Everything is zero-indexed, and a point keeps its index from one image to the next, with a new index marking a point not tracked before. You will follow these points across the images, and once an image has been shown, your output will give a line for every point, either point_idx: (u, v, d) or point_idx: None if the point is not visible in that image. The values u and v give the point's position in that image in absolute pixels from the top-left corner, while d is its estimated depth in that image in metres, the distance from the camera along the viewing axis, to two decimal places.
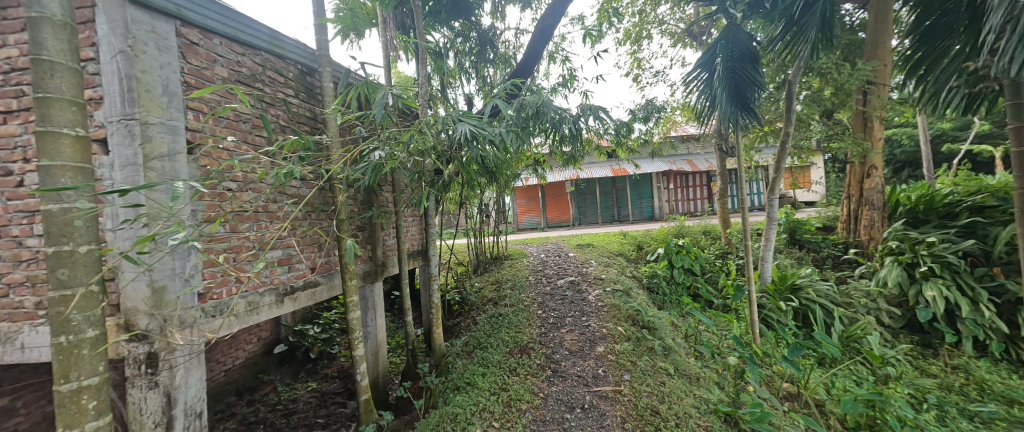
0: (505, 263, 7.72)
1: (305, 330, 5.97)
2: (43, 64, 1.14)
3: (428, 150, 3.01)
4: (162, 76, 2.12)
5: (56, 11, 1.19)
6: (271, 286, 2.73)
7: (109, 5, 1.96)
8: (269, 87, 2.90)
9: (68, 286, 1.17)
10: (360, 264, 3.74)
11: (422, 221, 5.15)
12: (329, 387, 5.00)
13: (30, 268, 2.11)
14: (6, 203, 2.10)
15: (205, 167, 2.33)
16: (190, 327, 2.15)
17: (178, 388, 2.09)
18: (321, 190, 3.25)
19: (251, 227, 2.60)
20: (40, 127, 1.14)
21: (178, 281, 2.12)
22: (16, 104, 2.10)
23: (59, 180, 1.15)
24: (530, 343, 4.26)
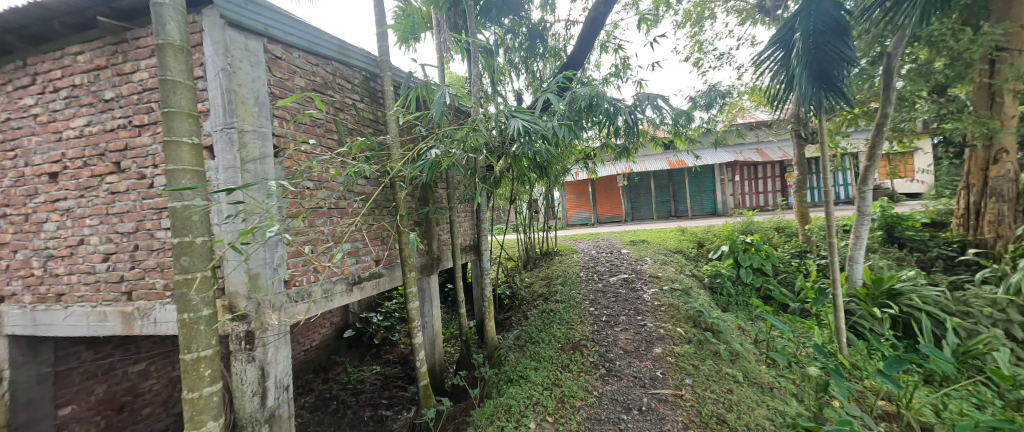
0: (555, 259, 7.66)
1: (370, 318, 6.46)
2: (167, 84, 1.36)
3: (481, 147, 3.07)
4: (253, 89, 2.40)
5: (176, 37, 1.40)
6: (342, 276, 2.99)
7: (213, 29, 2.26)
8: (338, 93, 3.15)
9: (189, 271, 1.38)
10: (418, 258, 3.95)
11: (474, 217, 5.29)
12: (392, 372, 5.37)
13: (160, 255, 2.53)
14: (142, 202, 2.54)
15: (289, 168, 2.61)
16: (278, 310, 2.43)
17: (269, 362, 2.38)
18: (383, 187, 3.48)
19: (325, 222, 2.86)
20: (167, 138, 1.37)
21: (269, 269, 2.40)
22: (147, 119, 2.52)
23: (182, 182, 1.37)
24: (582, 341, 4.20)
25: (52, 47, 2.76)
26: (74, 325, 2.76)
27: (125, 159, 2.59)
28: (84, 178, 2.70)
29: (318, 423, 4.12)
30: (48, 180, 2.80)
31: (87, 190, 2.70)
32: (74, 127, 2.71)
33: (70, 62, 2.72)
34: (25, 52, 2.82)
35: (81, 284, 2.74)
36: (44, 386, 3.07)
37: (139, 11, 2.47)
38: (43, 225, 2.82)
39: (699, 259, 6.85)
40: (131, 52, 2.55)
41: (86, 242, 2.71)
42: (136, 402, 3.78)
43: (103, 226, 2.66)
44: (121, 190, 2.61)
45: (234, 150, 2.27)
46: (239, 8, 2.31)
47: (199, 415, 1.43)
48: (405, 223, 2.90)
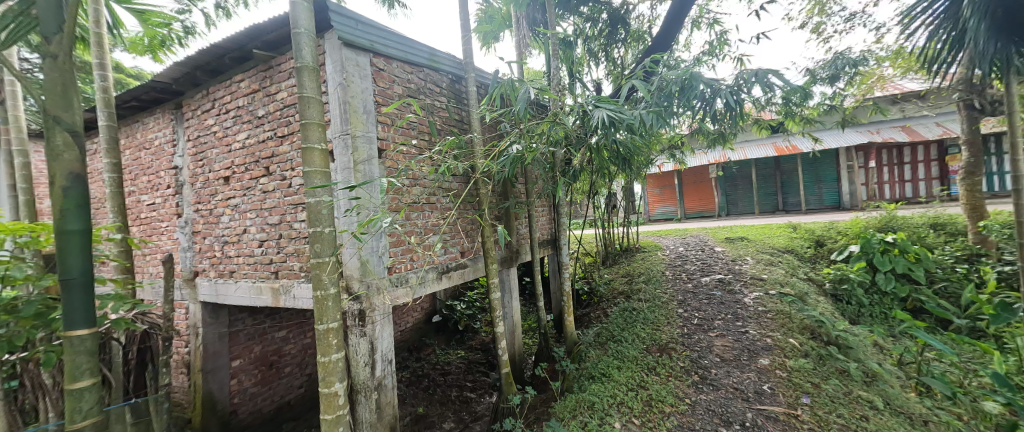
0: (637, 255, 7.25)
1: (454, 305, 6.95)
2: (305, 100, 1.65)
3: (562, 140, 3.03)
4: (363, 99, 2.74)
5: (308, 59, 1.68)
6: (433, 266, 3.26)
7: (332, 50, 2.64)
8: (429, 97, 3.42)
9: (320, 256, 1.66)
10: (499, 250, 4.09)
11: (553, 211, 5.27)
12: (475, 357, 5.70)
13: (297, 243, 3.06)
14: (284, 199, 3.10)
15: (390, 168, 2.92)
16: (383, 293, 2.76)
17: (377, 338, 2.71)
18: (467, 183, 3.68)
19: (419, 216, 3.14)
20: (304, 145, 1.65)
21: (376, 257, 2.73)
22: (287, 130, 3.06)
23: (314, 181, 1.64)
24: (670, 344, 3.93)
25: (223, 77, 3.51)
26: (240, 296, 3.50)
27: (272, 164, 3.19)
28: (245, 180, 3.40)
29: (413, 396, 4.59)
30: (223, 182, 3.58)
31: (248, 190, 3.39)
32: (238, 141, 3.43)
33: (235, 88, 3.42)
34: (207, 83, 3.64)
35: (244, 264, 3.46)
36: (222, 342, 3.96)
37: (280, 42, 3.00)
38: (221, 218, 3.63)
39: (816, 260, 5.83)
40: (276, 76, 3.12)
41: (247, 231, 3.42)
42: (281, 361, 4.66)
43: (258, 218, 3.33)
44: (270, 189, 3.23)
45: (349, 153, 2.62)
46: (351, 28, 2.66)
47: (329, 376, 1.70)
48: (488, 217, 3.01)
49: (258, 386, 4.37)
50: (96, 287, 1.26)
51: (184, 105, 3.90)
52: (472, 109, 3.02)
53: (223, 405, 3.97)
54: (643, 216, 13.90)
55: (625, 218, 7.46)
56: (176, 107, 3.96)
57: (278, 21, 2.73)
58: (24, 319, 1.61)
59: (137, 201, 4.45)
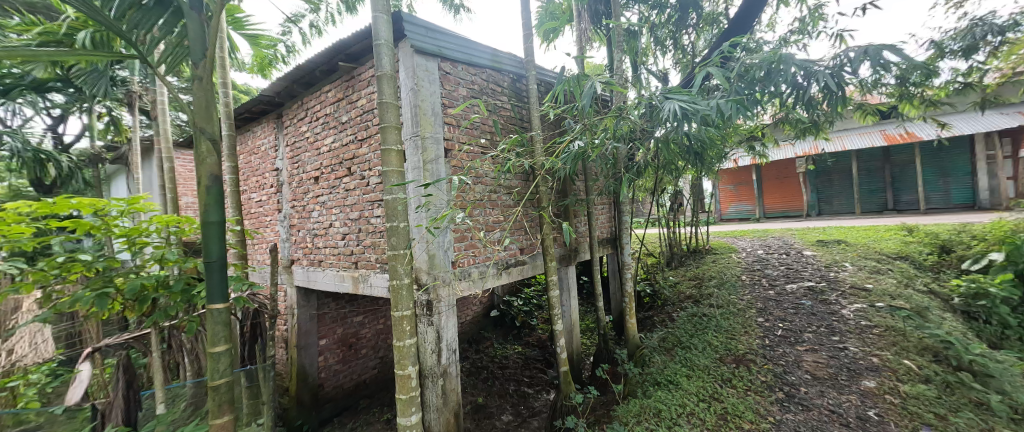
0: (708, 257, 6.71)
1: (512, 301, 7.07)
2: (384, 106, 1.79)
3: (626, 134, 2.90)
4: (431, 102, 2.90)
5: (387, 67, 1.82)
6: (493, 261, 3.35)
7: (405, 58, 2.84)
8: (492, 97, 3.49)
9: (395, 249, 1.79)
10: (558, 248, 4.07)
11: (615, 209, 5.08)
12: (532, 353, 5.74)
13: (373, 236, 3.36)
14: (364, 196, 3.42)
15: (455, 166, 3.06)
16: (448, 285, 2.91)
17: (443, 328, 2.86)
18: (527, 181, 3.70)
19: (481, 213, 3.23)
20: (383, 147, 1.80)
21: (442, 252, 2.89)
22: (366, 134, 3.35)
23: (391, 180, 1.78)
24: (748, 355, 3.59)
25: (315, 88, 3.95)
26: (327, 282, 3.93)
27: (353, 165, 3.53)
28: (331, 180, 3.80)
29: (474, 386, 4.76)
30: (313, 182, 4.05)
31: (333, 189, 3.79)
32: (326, 145, 3.84)
33: (324, 98, 3.84)
34: (301, 94, 4.12)
35: (330, 255, 3.88)
36: (311, 323, 4.48)
37: (360, 53, 3.30)
38: (311, 213, 4.11)
39: (941, 270, 4.88)
40: (357, 85, 3.43)
41: (332, 225, 3.83)
42: (358, 343, 5.13)
43: (341, 214, 3.70)
44: (352, 188, 3.57)
45: (418, 153, 2.80)
46: (421, 35, 2.82)
47: (403, 360, 1.85)
48: (547, 213, 2.98)
49: (340, 363, 4.88)
50: (228, 269, 1.52)
51: (284, 115, 4.47)
52: (533, 106, 3.03)
53: (312, 378, 4.50)
54: (714, 215, 12.82)
55: (693, 217, 6.95)
56: (277, 116, 4.56)
57: (359, 35, 3.00)
58: (176, 293, 1.99)
59: (248, 199, 5.22)
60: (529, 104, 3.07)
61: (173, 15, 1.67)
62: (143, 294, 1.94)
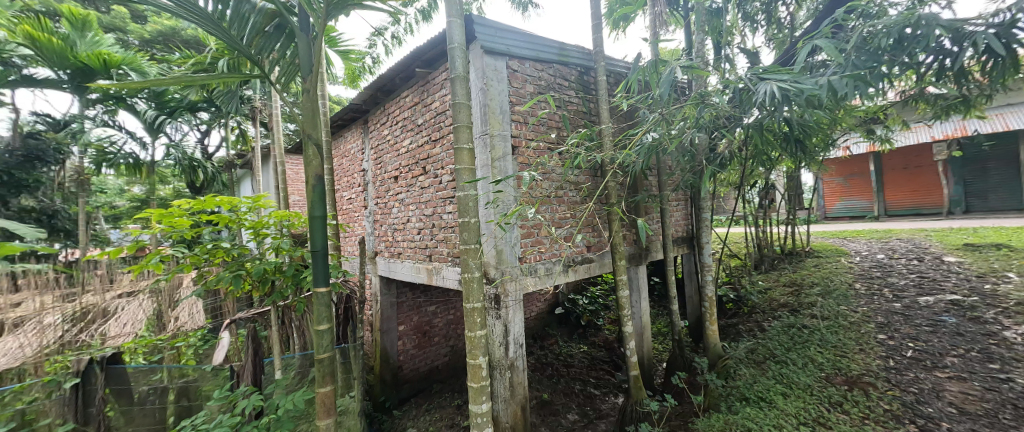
0: (808, 260, 5.85)
1: (577, 300, 6.95)
2: (457, 106, 1.87)
3: (708, 123, 2.65)
4: (500, 100, 2.96)
5: (461, 68, 1.89)
6: (559, 258, 3.33)
7: (476, 59, 2.93)
8: (559, 92, 3.43)
9: (467, 244, 1.87)
10: (627, 247, 3.88)
11: (693, 206, 4.68)
12: (598, 354, 5.57)
13: (446, 231, 3.54)
14: (438, 193, 3.62)
15: (522, 163, 3.08)
16: (515, 280, 2.95)
17: (510, 322, 2.91)
18: (595, 176, 3.57)
19: (548, 209, 3.20)
20: (456, 146, 1.88)
21: (509, 247, 2.93)
22: (440, 134, 3.54)
23: (463, 177, 1.85)
24: (865, 377, 3.05)
25: (395, 95, 4.29)
26: (405, 273, 4.25)
27: (428, 165, 3.75)
28: (409, 179, 4.09)
29: (540, 382, 4.78)
30: (393, 181, 4.40)
31: (410, 187, 4.08)
32: (404, 146, 4.15)
33: (403, 103, 4.15)
34: (383, 100, 4.50)
35: (408, 248, 4.19)
36: (391, 309, 4.90)
37: (434, 59, 3.49)
38: (392, 210, 4.48)
39: None
40: (431, 89, 3.64)
41: (409, 221, 4.13)
42: (431, 330, 5.48)
43: (418, 210, 3.97)
44: (426, 186, 3.81)
45: (488, 151, 2.88)
46: (490, 36, 2.88)
47: (475, 350, 1.91)
48: (617, 209, 2.85)
49: (416, 349, 5.26)
50: (328, 258, 1.73)
51: (369, 121, 4.93)
52: (602, 99, 2.91)
53: (393, 359, 4.92)
54: (816, 213, 11.14)
55: (789, 215, 6.11)
56: (364, 123, 5.04)
57: (434, 42, 3.17)
58: (288, 277, 2.31)
59: (340, 197, 5.88)
60: (599, 97, 2.96)
61: (286, 37, 1.92)
62: (266, 277, 2.29)
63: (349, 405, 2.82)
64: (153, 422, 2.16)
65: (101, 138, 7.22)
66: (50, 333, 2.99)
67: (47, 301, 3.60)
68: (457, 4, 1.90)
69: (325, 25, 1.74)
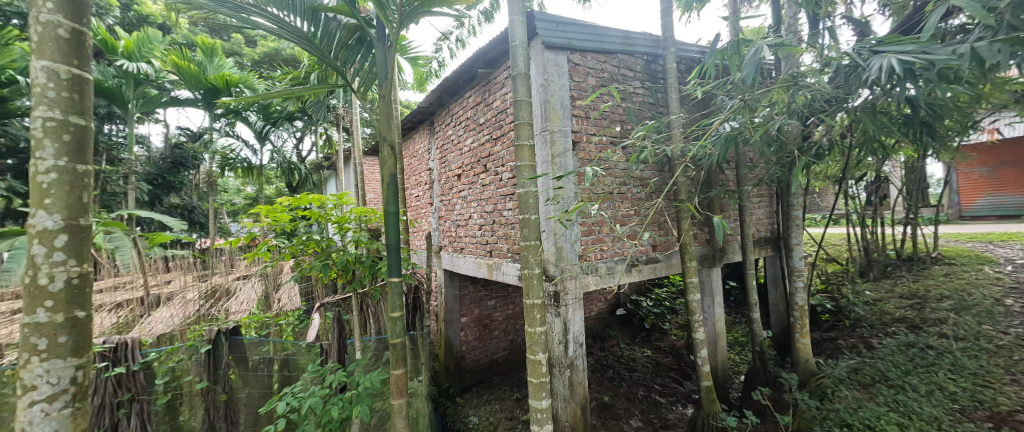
0: (932, 268, 4.90)
1: (641, 301, 6.62)
2: (518, 102, 1.86)
3: (803, 107, 2.33)
4: (561, 96, 2.90)
5: (522, 66, 1.87)
6: (622, 257, 3.18)
7: (536, 55, 2.90)
8: (624, 83, 3.26)
9: (526, 240, 1.85)
10: (698, 247, 3.59)
11: (780, 203, 4.18)
12: (664, 360, 5.26)
13: (505, 228, 3.58)
14: (498, 190, 3.67)
15: (582, 159, 2.99)
16: (575, 278, 2.89)
17: (570, 320, 2.85)
18: (663, 171, 3.35)
19: (610, 206, 3.07)
20: (517, 142, 1.87)
21: (569, 244, 2.87)
22: (500, 132, 3.59)
23: (523, 174, 1.84)
24: (1017, 415, 2.47)
25: (458, 96, 4.43)
26: (466, 267, 4.39)
27: (489, 162, 3.83)
28: (471, 176, 4.21)
29: (600, 383, 4.65)
30: (456, 179, 4.56)
31: (472, 184, 4.20)
32: (467, 145, 4.27)
33: (465, 103, 4.27)
34: (447, 102, 4.67)
35: (470, 243, 4.32)
36: (454, 302, 5.11)
37: (496, 58, 3.53)
38: (455, 206, 4.65)
39: None
40: (492, 88, 3.70)
41: (471, 217, 4.25)
42: (491, 324, 5.60)
43: (479, 207, 4.07)
44: (487, 183, 3.88)
45: (547, 147, 2.85)
46: (551, 30, 2.83)
47: (534, 346, 1.90)
48: (687, 206, 2.64)
49: (477, 341, 5.42)
50: (400, 251, 1.85)
51: (435, 122, 5.17)
52: (671, 89, 2.70)
53: (455, 349, 5.14)
54: (949, 210, 9.36)
55: (907, 214, 5.18)
56: (430, 124, 5.30)
57: (495, 41, 3.21)
58: (366, 267, 2.52)
59: (409, 194, 6.27)
60: (667, 86, 2.75)
61: (365, 46, 2.07)
62: (348, 266, 2.51)
63: (417, 389, 2.99)
64: (263, 386, 2.43)
65: (226, 146, 8.64)
66: (190, 306, 3.65)
67: (186, 280, 4.37)
68: (519, 2, 1.88)
69: (398, 34, 1.84)
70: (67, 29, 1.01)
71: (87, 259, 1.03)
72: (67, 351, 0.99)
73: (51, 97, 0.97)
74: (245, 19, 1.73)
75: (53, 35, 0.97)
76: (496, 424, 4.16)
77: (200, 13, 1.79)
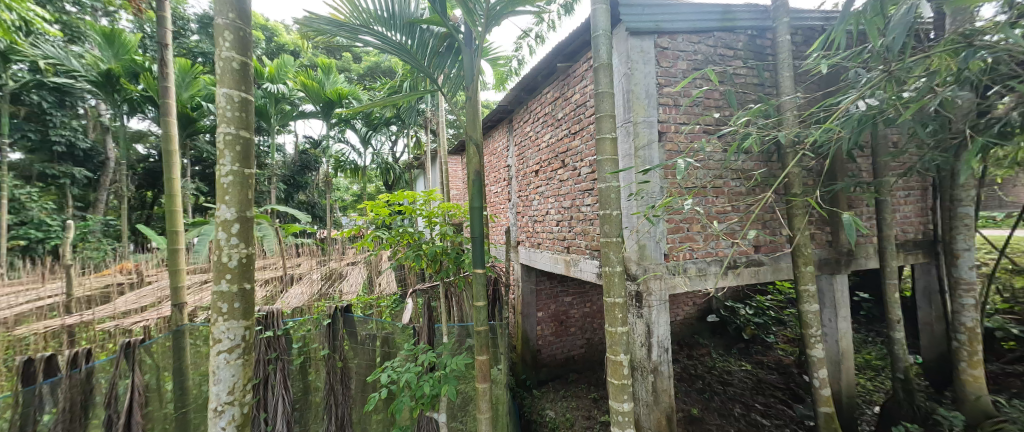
0: None
1: (738, 309, 5.91)
2: (600, 94, 1.77)
3: (977, 74, 1.82)
4: (646, 84, 2.73)
5: (605, 56, 1.76)
6: (716, 258, 2.89)
7: (619, 43, 2.78)
8: (721, 65, 2.94)
9: (608, 236, 1.74)
10: (815, 249, 3.08)
11: (937, 197, 3.34)
12: (767, 376, 4.63)
13: (584, 224, 3.52)
14: (577, 186, 3.62)
15: (670, 151, 2.77)
16: (660, 278, 2.71)
17: (653, 323, 2.69)
18: (770, 161, 2.93)
19: (701, 202, 2.80)
20: (598, 136, 1.77)
21: (653, 243, 2.71)
22: (579, 127, 3.53)
23: (605, 168, 1.74)
24: None
25: (537, 92, 4.46)
26: (544, 263, 4.43)
27: (567, 158, 3.80)
28: (549, 172, 4.22)
29: (687, 395, 4.31)
30: (534, 175, 4.62)
31: (550, 180, 4.21)
32: (545, 141, 4.29)
33: (544, 99, 4.29)
34: (526, 99, 4.74)
35: (547, 239, 4.35)
36: (531, 296, 5.24)
37: (576, 51, 3.47)
38: (532, 202, 4.72)
39: None
40: (572, 82, 3.65)
41: (549, 213, 4.28)
42: (568, 320, 5.56)
43: (557, 203, 4.07)
44: (566, 179, 3.86)
45: (630, 139, 2.72)
46: (637, 15, 2.67)
47: (615, 346, 1.76)
48: (802, 201, 2.26)
49: (554, 336, 5.45)
50: (484, 245, 1.95)
51: (513, 120, 5.29)
52: (782, 65, 2.34)
53: (533, 343, 5.25)
54: None
55: None
56: (509, 122, 5.44)
57: (575, 34, 3.16)
58: (452, 259, 2.72)
59: (490, 191, 6.54)
60: (777, 62, 2.38)
61: (453, 52, 2.22)
62: (436, 257, 2.74)
63: (498, 376, 3.13)
64: (368, 359, 2.78)
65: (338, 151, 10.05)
66: (315, 285, 4.37)
67: (311, 264, 5.23)
68: None
69: (483, 37, 1.93)
70: (238, 62, 1.28)
71: (252, 243, 1.30)
72: (238, 315, 1.27)
73: (228, 117, 1.25)
74: (357, 38, 1.99)
75: (228, 68, 1.25)
76: (573, 421, 4.15)
77: (322, 38, 2.10)
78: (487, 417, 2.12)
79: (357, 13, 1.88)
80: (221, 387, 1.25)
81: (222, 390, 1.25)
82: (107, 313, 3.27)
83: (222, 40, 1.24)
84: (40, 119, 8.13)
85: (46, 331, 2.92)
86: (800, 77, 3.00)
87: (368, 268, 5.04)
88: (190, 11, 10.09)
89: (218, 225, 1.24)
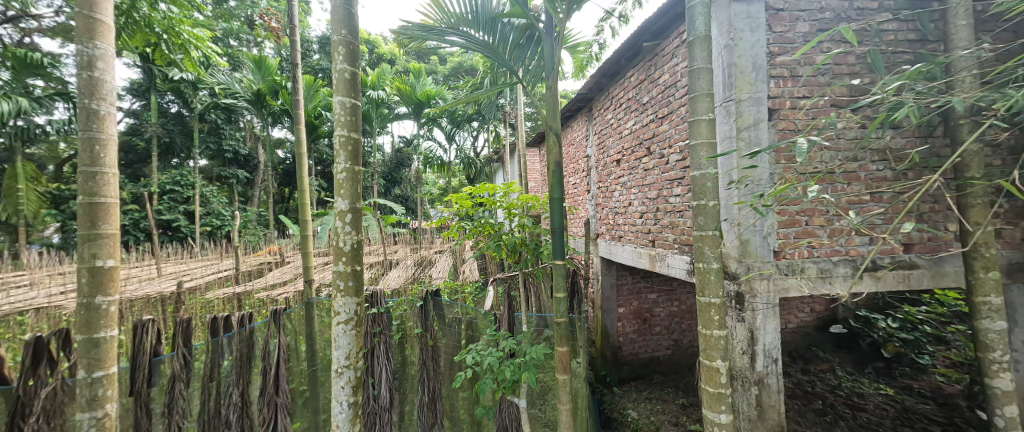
0: None
1: (874, 321, 4.98)
2: (694, 72, 1.55)
3: None
4: (753, 55, 2.37)
5: (701, 28, 1.52)
6: (846, 258, 2.41)
7: (721, 10, 2.45)
8: (862, 20, 2.40)
9: (703, 229, 1.54)
10: (1001, 249, 2.36)
11: None
12: (918, 406, 3.73)
13: (672, 216, 3.26)
14: (665, 174, 3.35)
15: (783, 131, 2.38)
16: (767, 278, 2.37)
17: (759, 329, 2.36)
18: (932, 136, 2.32)
19: (824, 190, 2.36)
20: (692, 118, 1.56)
21: (758, 237, 2.38)
22: (667, 110, 3.26)
23: (699, 153, 1.53)
24: None
25: (619, 77, 4.21)
26: (626, 256, 4.22)
27: (653, 144, 3.53)
28: (632, 161, 3.99)
29: (800, 415, 3.72)
30: (616, 165, 4.41)
31: (634, 169, 3.97)
32: (628, 128, 4.05)
33: (627, 83, 4.03)
34: (607, 85, 4.50)
35: (630, 232, 4.12)
36: (611, 290, 5.08)
37: (665, 27, 3.17)
38: (614, 193, 4.52)
39: None
40: (659, 61, 3.36)
41: (631, 203, 4.06)
42: (652, 319, 5.22)
43: (641, 193, 3.83)
44: (651, 167, 3.61)
45: (732, 120, 2.41)
46: None
47: (711, 350, 1.56)
48: (983, 187, 1.72)
49: (636, 334, 5.17)
50: (565, 235, 1.93)
51: (593, 108, 5.09)
52: (956, 11, 1.80)
53: (613, 339, 5.10)
54: None
55: None
56: (588, 110, 5.25)
57: (664, 8, 2.89)
58: (531, 249, 2.77)
59: (569, 182, 6.42)
60: (947, 7, 1.84)
61: (533, 43, 2.20)
62: (516, 248, 2.81)
63: (577, 369, 3.11)
64: (454, 341, 3.00)
65: None
66: (409, 270, 4.84)
67: (406, 251, 5.80)
68: None
69: (565, 24, 1.89)
70: (349, 73, 1.45)
71: (360, 230, 1.48)
72: (351, 292, 1.47)
73: (342, 121, 1.43)
74: (444, 40, 2.09)
75: (342, 78, 1.43)
76: (659, 425, 3.93)
77: (414, 44, 2.27)
78: (568, 408, 2.10)
79: (445, 16, 2.00)
80: (340, 352, 1.47)
81: (341, 355, 1.47)
82: (261, 286, 4.08)
83: (336, 54, 1.42)
84: (217, 132, 10.46)
85: (224, 296, 3.74)
86: (983, 25, 2.33)
87: (454, 256, 5.37)
88: (313, 34, 11.90)
89: (336, 214, 1.44)
